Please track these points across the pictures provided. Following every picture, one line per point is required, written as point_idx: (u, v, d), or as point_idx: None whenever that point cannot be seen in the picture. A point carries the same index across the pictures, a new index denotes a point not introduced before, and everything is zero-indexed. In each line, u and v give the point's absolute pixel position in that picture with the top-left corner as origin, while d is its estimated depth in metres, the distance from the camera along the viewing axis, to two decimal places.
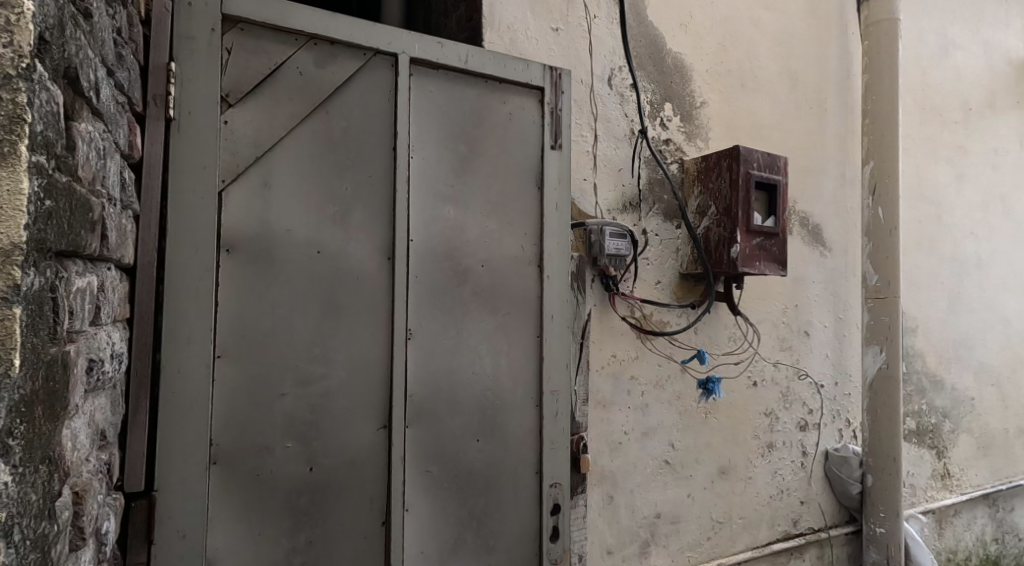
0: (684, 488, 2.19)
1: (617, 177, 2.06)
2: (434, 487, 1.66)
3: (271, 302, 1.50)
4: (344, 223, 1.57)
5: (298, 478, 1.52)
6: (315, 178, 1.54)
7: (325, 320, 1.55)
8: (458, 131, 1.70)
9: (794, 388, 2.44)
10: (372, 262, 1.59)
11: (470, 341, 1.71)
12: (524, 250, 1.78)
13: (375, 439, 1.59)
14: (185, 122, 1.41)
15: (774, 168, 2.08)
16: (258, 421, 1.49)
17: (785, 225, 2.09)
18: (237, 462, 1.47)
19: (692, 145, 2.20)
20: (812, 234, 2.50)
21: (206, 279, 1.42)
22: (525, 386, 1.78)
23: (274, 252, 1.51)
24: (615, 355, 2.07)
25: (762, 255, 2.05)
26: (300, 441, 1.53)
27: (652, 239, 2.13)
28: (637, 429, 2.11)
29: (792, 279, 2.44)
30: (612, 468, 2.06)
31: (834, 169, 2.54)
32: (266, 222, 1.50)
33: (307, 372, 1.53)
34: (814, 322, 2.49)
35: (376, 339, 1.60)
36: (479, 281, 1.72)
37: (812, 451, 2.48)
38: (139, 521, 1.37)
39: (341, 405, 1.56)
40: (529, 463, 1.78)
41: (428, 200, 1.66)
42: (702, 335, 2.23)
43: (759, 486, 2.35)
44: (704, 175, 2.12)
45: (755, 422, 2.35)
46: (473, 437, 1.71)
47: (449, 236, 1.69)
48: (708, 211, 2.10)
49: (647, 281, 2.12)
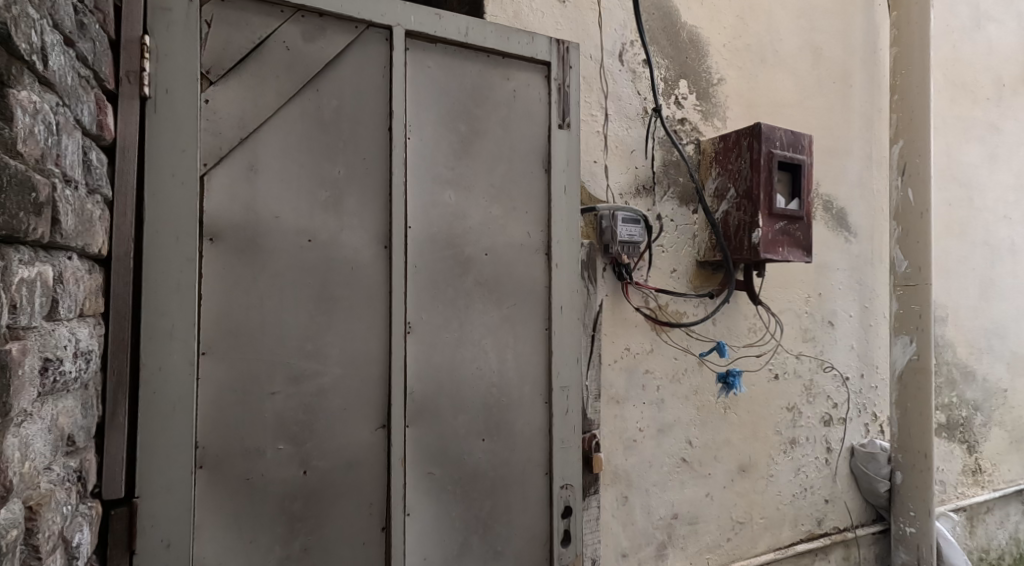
0: (702, 487, 2.08)
1: (629, 159, 1.95)
2: (436, 490, 1.56)
3: (259, 295, 1.40)
4: (336, 209, 1.47)
5: (290, 482, 1.42)
6: (305, 162, 1.44)
7: (317, 313, 1.45)
8: (459, 109, 1.60)
9: (818, 381, 2.32)
10: (367, 251, 1.49)
11: (474, 335, 1.61)
12: (531, 237, 1.67)
13: (373, 440, 1.49)
14: (162, 101, 1.31)
15: (798, 147, 1.95)
16: (248, 422, 1.39)
17: (810, 208, 1.96)
18: (225, 466, 1.37)
19: (709, 125, 2.08)
20: (836, 218, 2.37)
21: (188, 270, 1.32)
22: (533, 382, 1.67)
23: (262, 240, 1.41)
24: (629, 348, 1.96)
25: (785, 241, 1.93)
26: (293, 442, 1.43)
27: (667, 225, 2.01)
28: (652, 426, 1.99)
29: (815, 266, 2.32)
30: (626, 467, 1.95)
31: (859, 150, 2.41)
32: (253, 209, 1.40)
33: (298, 368, 1.44)
34: (838, 312, 2.37)
35: (373, 334, 1.50)
36: (483, 270, 1.62)
37: (837, 447, 2.36)
38: (119, 530, 1.28)
39: (336, 404, 1.47)
40: (538, 464, 1.67)
41: (427, 184, 1.56)
42: (721, 326, 2.12)
43: (782, 484, 2.24)
44: (722, 156, 2.00)
45: (777, 417, 2.23)
46: (478, 437, 1.61)
47: (450, 222, 1.58)
48: (727, 194, 1.98)
49: (662, 269, 2.01)
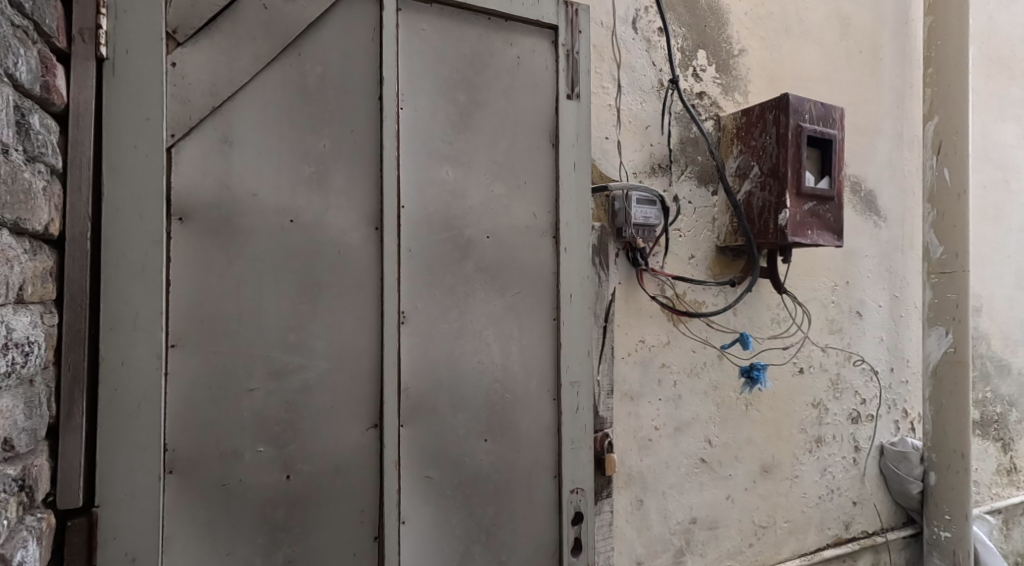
0: (723, 490, 1.93)
1: (643, 136, 1.81)
2: (434, 497, 1.42)
3: (235, 281, 1.27)
4: (321, 187, 1.34)
5: (272, 488, 1.29)
6: (285, 134, 1.31)
7: (301, 301, 1.31)
8: (456, 78, 1.46)
9: (845, 376, 2.16)
10: (356, 233, 1.36)
11: (475, 325, 1.46)
12: (537, 218, 1.53)
13: (363, 441, 1.35)
14: (121, 63, 1.18)
15: (829, 120, 1.79)
16: (224, 423, 1.25)
17: (841, 187, 1.81)
18: (199, 471, 1.24)
19: (730, 99, 1.93)
20: (865, 201, 2.22)
21: (153, 254, 1.19)
22: (541, 377, 1.53)
23: (238, 220, 1.27)
24: (644, 340, 1.81)
25: (813, 223, 1.77)
26: (274, 444, 1.29)
27: (685, 207, 1.86)
28: (669, 425, 1.85)
29: (843, 253, 2.16)
30: (641, 469, 1.81)
31: (889, 128, 2.26)
32: (228, 186, 1.26)
33: (281, 362, 1.30)
34: (867, 302, 2.21)
35: (363, 324, 1.36)
36: (485, 255, 1.48)
37: (866, 446, 2.20)
38: (77, 544, 1.15)
39: (323, 401, 1.33)
40: (546, 467, 1.53)
41: (422, 160, 1.42)
42: (743, 317, 1.97)
43: (807, 486, 2.09)
44: (744, 132, 1.84)
45: (802, 414, 2.08)
46: (480, 438, 1.47)
47: (447, 202, 1.44)
48: (750, 173, 1.82)
49: (680, 256, 1.86)
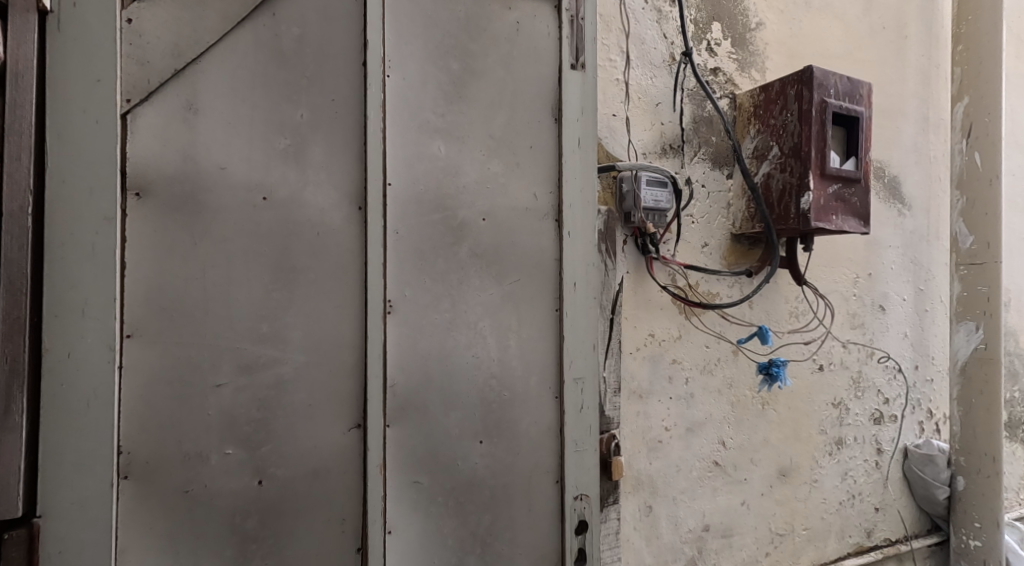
0: (738, 495, 1.80)
1: (653, 114, 1.67)
2: (423, 504, 1.29)
3: (200, 264, 1.14)
4: (298, 161, 1.21)
5: (242, 495, 1.16)
6: (258, 102, 1.19)
7: (274, 287, 1.19)
8: (449, 44, 1.33)
9: (867, 374, 2.02)
10: (337, 212, 1.23)
11: (469, 315, 1.33)
12: (538, 199, 1.39)
13: (344, 443, 1.23)
14: (68, 17, 1.07)
15: (856, 96, 1.65)
16: (186, 422, 1.12)
17: (869, 169, 1.66)
18: (158, 476, 1.11)
19: (746, 76, 1.79)
20: (889, 188, 2.08)
21: (104, 232, 1.07)
22: (541, 373, 1.39)
23: (204, 197, 1.15)
24: (653, 334, 1.68)
25: (838, 207, 1.63)
26: (244, 446, 1.16)
27: (698, 191, 1.72)
28: (680, 425, 1.72)
29: (866, 242, 2.02)
30: (650, 472, 1.68)
31: (915, 111, 2.12)
32: (192, 158, 1.14)
33: (251, 355, 1.17)
34: (890, 295, 2.07)
35: (344, 314, 1.23)
36: (480, 238, 1.35)
37: (888, 449, 2.07)
38: (15, 559, 1.03)
39: (299, 399, 1.20)
40: (547, 472, 1.40)
41: (411, 133, 1.29)
42: (759, 310, 1.83)
43: (827, 491, 1.95)
44: (763, 109, 1.70)
45: (821, 414, 1.94)
46: (474, 439, 1.34)
47: (439, 179, 1.31)
48: (769, 154, 1.68)
49: (693, 243, 1.72)
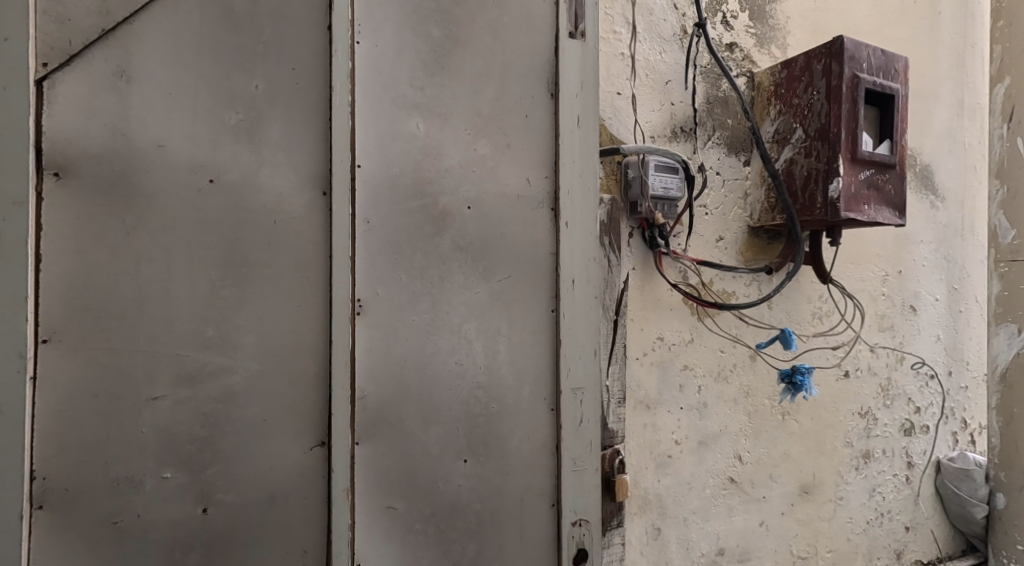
0: (756, 516, 1.62)
1: (663, 93, 1.50)
2: (398, 532, 1.13)
3: (134, 258, 0.99)
4: (252, 138, 1.05)
5: (183, 526, 1.01)
6: (204, 70, 1.03)
7: (222, 284, 1.03)
8: (429, 7, 1.16)
9: (896, 381, 1.84)
10: (297, 198, 1.07)
11: (451, 317, 1.16)
12: (532, 185, 1.22)
13: (305, 464, 1.07)
14: None
15: (890, 72, 1.47)
16: (116, 442, 0.98)
17: (904, 154, 1.49)
18: (81, 504, 0.96)
19: (766, 53, 1.61)
20: (921, 177, 1.90)
21: (14, 219, 0.93)
22: (536, 382, 1.22)
23: (138, 179, 0.99)
24: (663, 338, 1.51)
25: (870, 196, 1.46)
26: (186, 470, 1.01)
27: (712, 179, 1.55)
28: (692, 438, 1.54)
29: (896, 237, 1.84)
30: (658, 491, 1.51)
31: (949, 95, 1.93)
32: (124, 134, 0.99)
33: (194, 363, 1.02)
34: (923, 295, 1.89)
35: (305, 315, 1.07)
36: (465, 228, 1.18)
37: (919, 462, 1.88)
38: None
39: (252, 413, 1.04)
40: (541, 495, 1.22)
41: (384, 108, 1.13)
42: (779, 311, 1.66)
43: (854, 510, 1.76)
44: (784, 88, 1.52)
45: (848, 425, 1.76)
46: (458, 457, 1.17)
47: (417, 162, 1.15)
48: (792, 137, 1.50)
49: (706, 237, 1.54)
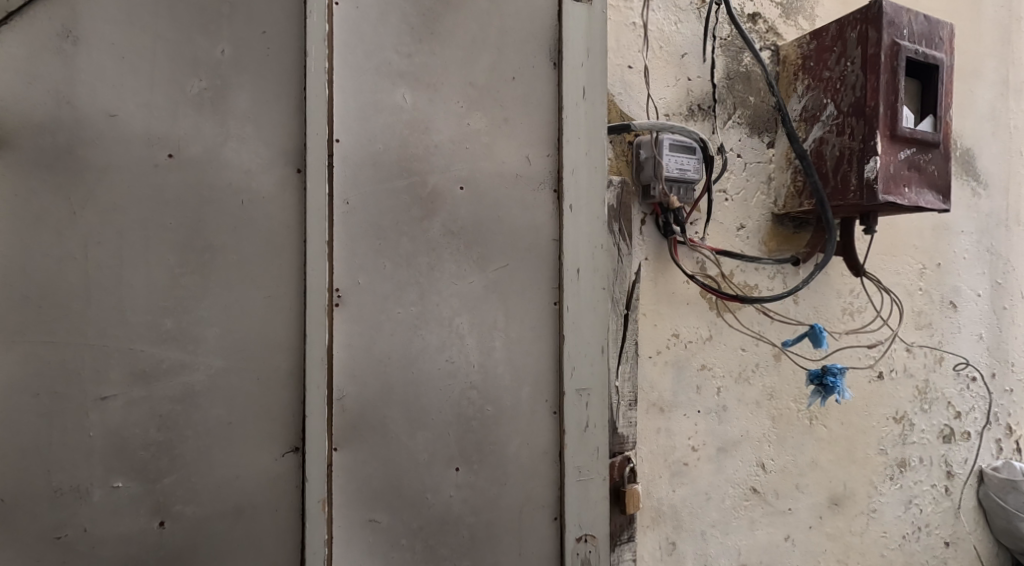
0: (780, 529, 1.48)
1: (678, 67, 1.37)
2: (381, 548, 1.01)
3: (82, 242, 0.90)
4: (216, 109, 0.94)
5: (136, 540, 0.91)
6: (163, 32, 0.93)
7: (182, 270, 0.93)
8: None
9: (935, 383, 1.69)
10: (266, 175, 0.96)
11: (441, 309, 1.04)
12: (532, 164, 1.09)
13: (275, 472, 0.96)
14: None
15: (933, 40, 1.33)
16: (60, 447, 0.89)
17: (949, 131, 1.35)
18: (20, 515, 0.88)
19: (792, 24, 1.47)
20: (962, 161, 1.75)
21: None
22: (536, 383, 1.09)
23: (86, 154, 0.90)
24: (678, 335, 1.38)
25: (911, 177, 1.32)
26: (139, 479, 0.91)
27: (733, 161, 1.42)
28: (710, 444, 1.42)
29: (935, 226, 1.70)
30: (673, 502, 1.38)
31: (993, 73, 1.78)
32: (70, 103, 0.90)
33: (150, 358, 0.92)
34: (964, 290, 1.74)
35: (276, 306, 0.96)
36: (457, 211, 1.05)
37: (960, 472, 1.73)
38: None
39: (215, 414, 0.94)
40: (542, 507, 1.09)
41: (365, 77, 1.01)
42: (806, 306, 1.52)
43: (888, 524, 1.62)
44: (813, 60, 1.39)
45: (881, 431, 1.62)
46: (449, 466, 1.05)
47: (403, 137, 1.03)
48: (822, 114, 1.36)
49: (726, 224, 1.41)
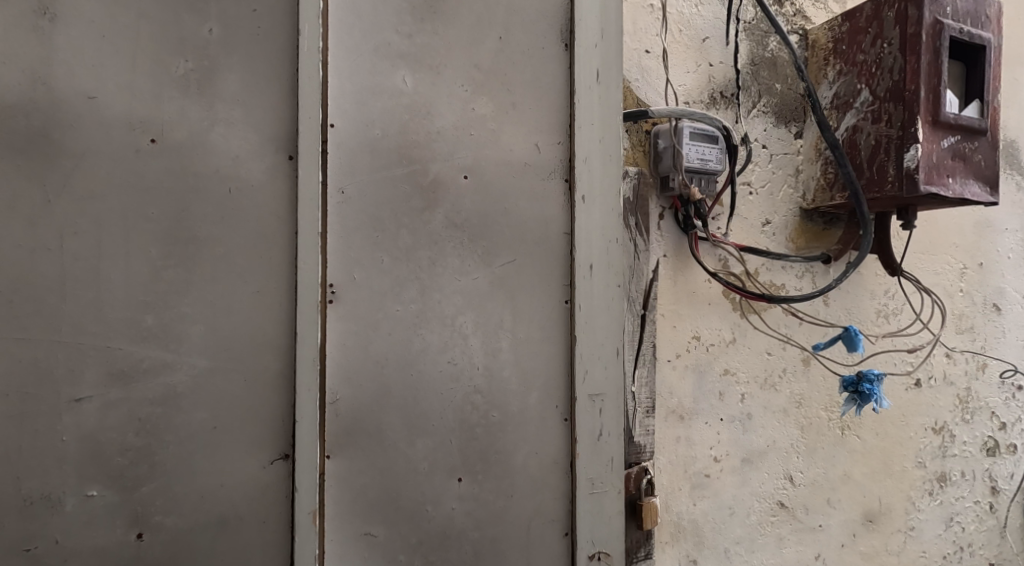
0: (810, 548, 1.39)
1: (699, 52, 1.29)
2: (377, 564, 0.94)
3: (57, 232, 0.84)
4: (203, 91, 0.88)
5: (112, 553, 0.85)
6: (147, 10, 0.87)
7: (164, 264, 0.87)
8: None
9: (977, 392, 1.58)
10: (256, 162, 0.90)
11: (444, 307, 0.97)
12: (542, 152, 1.02)
13: (263, 481, 0.89)
14: None
15: (978, 19, 1.24)
16: (31, 454, 0.83)
17: (996, 118, 1.26)
18: None
19: (821, 7, 1.39)
20: (1006, 155, 1.65)
21: None
22: (546, 388, 1.01)
23: (62, 138, 0.85)
24: (699, 337, 1.30)
25: (955, 166, 1.23)
26: (115, 487, 0.85)
27: (758, 152, 1.33)
28: (735, 455, 1.33)
29: (977, 224, 1.59)
30: (695, 516, 1.29)
31: None
32: (46, 84, 0.84)
33: (129, 358, 0.86)
34: (1008, 292, 1.63)
35: (265, 303, 0.89)
36: (461, 201, 0.98)
37: (1004, 488, 1.62)
38: None
39: (199, 418, 0.87)
40: (551, 523, 1.01)
41: (362, 59, 0.95)
42: (837, 307, 1.43)
43: (927, 543, 1.51)
44: (846, 43, 1.30)
45: (920, 442, 1.51)
46: (451, 476, 0.97)
47: (403, 122, 0.96)
48: (856, 101, 1.28)
49: (751, 219, 1.33)
